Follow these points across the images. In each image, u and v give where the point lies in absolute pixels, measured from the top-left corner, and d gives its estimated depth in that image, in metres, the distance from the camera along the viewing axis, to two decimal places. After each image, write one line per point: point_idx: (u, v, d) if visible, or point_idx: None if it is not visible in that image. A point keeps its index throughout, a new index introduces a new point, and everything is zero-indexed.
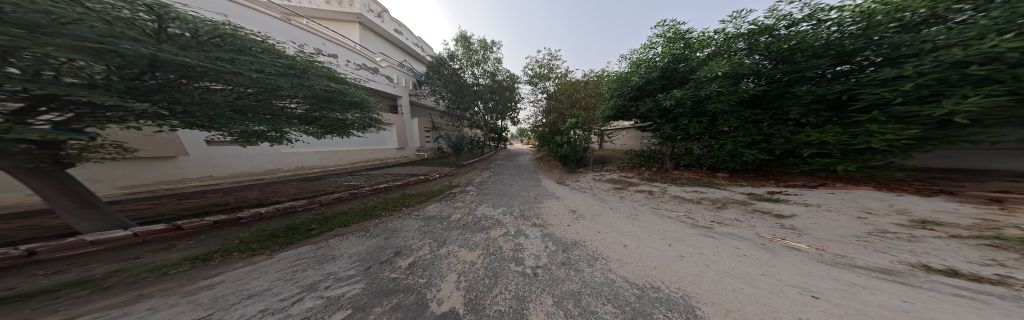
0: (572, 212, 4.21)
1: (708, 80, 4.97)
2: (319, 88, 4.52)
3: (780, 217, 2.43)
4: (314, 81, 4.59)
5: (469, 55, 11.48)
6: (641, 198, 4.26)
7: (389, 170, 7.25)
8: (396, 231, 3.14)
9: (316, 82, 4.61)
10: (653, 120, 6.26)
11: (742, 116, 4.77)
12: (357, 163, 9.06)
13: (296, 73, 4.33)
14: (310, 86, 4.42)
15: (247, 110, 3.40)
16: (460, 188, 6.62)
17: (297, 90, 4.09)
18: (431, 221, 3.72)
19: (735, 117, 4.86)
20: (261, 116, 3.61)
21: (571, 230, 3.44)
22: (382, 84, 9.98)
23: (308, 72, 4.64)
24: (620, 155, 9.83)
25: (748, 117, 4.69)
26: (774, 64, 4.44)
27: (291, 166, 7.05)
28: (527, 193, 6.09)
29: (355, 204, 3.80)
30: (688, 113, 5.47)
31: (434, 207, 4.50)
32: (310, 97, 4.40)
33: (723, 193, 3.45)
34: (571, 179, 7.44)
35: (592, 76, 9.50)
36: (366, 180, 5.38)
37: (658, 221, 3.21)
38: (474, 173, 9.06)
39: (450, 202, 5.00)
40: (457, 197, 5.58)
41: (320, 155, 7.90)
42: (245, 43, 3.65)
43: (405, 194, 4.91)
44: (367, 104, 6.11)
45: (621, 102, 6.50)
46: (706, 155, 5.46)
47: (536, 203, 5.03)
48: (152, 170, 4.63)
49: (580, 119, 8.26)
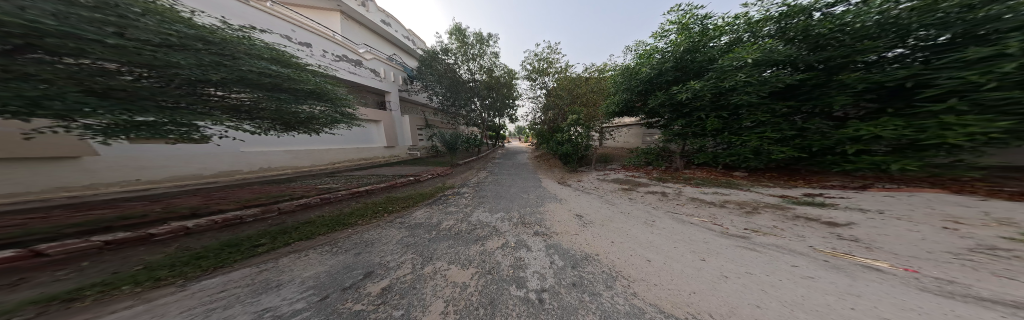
0: (578, 218, 3.76)
1: (736, 68, 4.52)
2: (251, 71, 3.70)
3: (838, 226, 2.01)
4: (248, 62, 3.80)
5: (464, 49, 10.94)
6: (657, 201, 3.84)
7: (379, 170, 6.66)
8: (371, 244, 2.61)
9: (250, 62, 3.82)
10: (663, 115, 5.97)
11: (760, 111, 4.41)
12: (334, 163, 8.47)
13: (221, 52, 3.50)
14: (234, 66, 3.49)
15: (156, 97, 2.64)
16: (454, 190, 6.09)
17: (224, 72, 3.30)
18: (417, 230, 3.20)
19: (755, 113, 4.50)
20: (172, 105, 2.88)
21: (579, 239, 3.02)
22: (366, 78, 9.31)
23: (234, 49, 3.73)
24: (622, 153, 9.51)
25: (778, 112, 4.21)
26: (813, 49, 4.03)
27: (254, 167, 6.40)
28: (527, 195, 5.62)
29: (326, 210, 3.23)
30: (702, 108, 5.21)
31: (421, 212, 3.97)
32: (243, 83, 3.62)
33: (750, 195, 3.06)
34: (573, 179, 7.04)
35: (594, 71, 9.12)
36: (346, 182, 4.79)
37: (680, 229, 2.81)
38: (470, 173, 8.57)
39: (441, 207, 4.49)
40: (450, 200, 5.06)
41: (292, 154, 7.34)
42: (157, 12, 2.92)
43: (390, 198, 4.39)
44: (333, 96, 5.51)
45: (629, 98, 6.19)
46: (723, 153, 5.11)
47: (537, 207, 4.56)
48: (45, 173, 3.72)
49: (581, 116, 7.86)
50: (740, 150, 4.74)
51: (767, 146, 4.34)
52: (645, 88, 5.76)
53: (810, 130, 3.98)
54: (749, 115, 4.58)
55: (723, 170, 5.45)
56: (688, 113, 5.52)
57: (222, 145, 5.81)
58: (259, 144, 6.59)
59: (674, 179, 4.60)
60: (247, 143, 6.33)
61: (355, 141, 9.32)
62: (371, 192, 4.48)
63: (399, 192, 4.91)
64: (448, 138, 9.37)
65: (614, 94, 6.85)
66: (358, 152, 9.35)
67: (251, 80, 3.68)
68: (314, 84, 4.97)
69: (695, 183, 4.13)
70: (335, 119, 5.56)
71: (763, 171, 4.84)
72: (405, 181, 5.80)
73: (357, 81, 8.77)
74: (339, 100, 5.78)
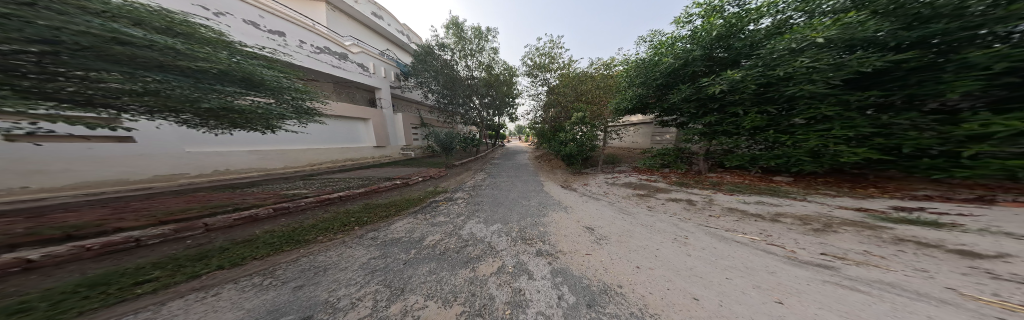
0: (590, 232, 3.20)
1: (794, 52, 3.78)
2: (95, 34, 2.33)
3: (982, 257, 1.39)
4: (88, 20, 2.36)
5: (461, 45, 10.38)
6: (685, 212, 3.20)
7: (365, 172, 6.06)
8: (321, 270, 1.96)
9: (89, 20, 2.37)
10: (682, 112, 5.55)
11: (818, 105, 3.61)
12: (312, 165, 7.94)
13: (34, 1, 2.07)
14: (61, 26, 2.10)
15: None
16: (447, 195, 5.49)
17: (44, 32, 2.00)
18: (390, 250, 2.61)
19: (811, 105, 3.70)
20: None
21: (593, 262, 2.42)
22: (352, 73, 8.91)
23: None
24: (631, 153, 8.96)
25: (860, 104, 3.28)
26: (912, 24, 2.94)
27: (207, 169, 5.80)
28: (526, 202, 5.00)
29: (281, 224, 2.64)
30: (729, 101, 4.71)
31: (396, 225, 3.34)
32: (95, 54, 2.39)
33: (811, 207, 2.41)
34: (579, 182, 6.49)
35: (600, 66, 8.57)
36: (321, 186, 4.18)
37: (725, 249, 2.18)
38: (468, 175, 8.00)
39: (427, 217, 3.89)
40: (440, 208, 4.47)
41: (258, 155, 6.74)
42: None
43: (368, 207, 3.77)
44: (265, 83, 4.37)
45: (644, 92, 5.75)
46: (757, 155, 4.46)
47: (541, 217, 3.97)
48: None
49: (586, 114, 7.32)
50: (789, 151, 3.97)
51: (834, 146, 3.42)
52: (662, 81, 5.27)
53: (896, 127, 3.07)
54: (805, 107, 3.75)
55: (754, 173, 4.81)
56: (708, 109, 5.05)
57: (161, 145, 5.15)
58: (210, 143, 5.93)
59: (700, 184, 3.97)
60: (196, 143, 5.69)
61: (335, 141, 8.74)
62: (346, 198, 3.89)
63: (380, 198, 4.31)
64: (442, 138, 8.77)
65: (626, 88, 6.39)
66: (343, 153, 8.94)
67: (116, 57, 2.54)
68: (234, 65, 3.79)
69: (727, 190, 3.48)
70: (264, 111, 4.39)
71: (813, 176, 4.05)
72: (391, 185, 5.19)
73: (341, 76, 8.39)
74: (275, 89, 4.62)
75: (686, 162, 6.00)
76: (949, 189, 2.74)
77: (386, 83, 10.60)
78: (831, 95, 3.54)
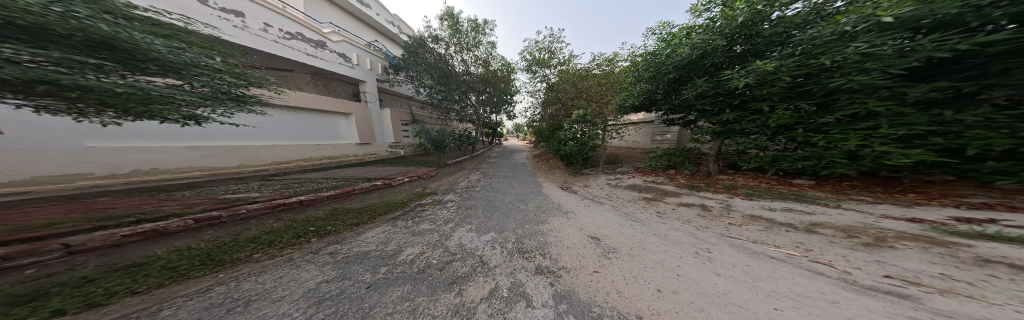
0: (596, 243, 2.94)
1: (843, 36, 3.09)
2: None
3: None
4: None
5: (457, 38, 9.70)
6: (703, 221, 2.89)
7: (341, 172, 5.38)
8: (240, 306, 1.43)
9: None
10: (690, 110, 5.35)
11: (864, 99, 2.94)
12: (276, 164, 7.09)
13: None
14: None
15: None
16: (435, 197, 4.95)
17: None
18: (354, 269, 2.15)
19: (853, 99, 3.05)
20: None
21: (600, 281, 2.08)
22: (331, 63, 8.15)
23: None
24: (631, 152, 8.84)
25: (913, 99, 2.65)
26: None
27: (122, 169, 4.74)
28: (521, 207, 4.57)
29: (213, 237, 2.09)
30: (749, 97, 4.22)
31: (364, 237, 2.81)
32: None
33: (852, 216, 2.07)
34: (579, 184, 6.30)
35: (602, 63, 8.26)
36: (282, 188, 3.55)
37: (759, 268, 1.83)
38: (461, 175, 7.53)
39: (408, 224, 3.38)
40: (425, 213, 3.94)
41: (202, 153, 5.80)
42: None
43: (336, 214, 3.19)
44: (149, 54, 2.41)
45: (653, 88, 5.47)
46: (766, 157, 4.17)
47: (542, 224, 3.65)
48: None
49: (587, 112, 7.19)
50: (819, 153, 3.34)
51: (877, 146, 2.78)
52: (675, 74, 4.88)
53: (959, 125, 2.46)
54: (845, 102, 3.09)
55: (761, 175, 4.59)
56: (715, 108, 4.73)
57: (47, 136, 4.01)
58: (123, 138, 4.83)
59: (712, 187, 3.68)
60: (103, 138, 4.59)
61: (306, 137, 7.95)
62: (309, 203, 3.28)
63: (353, 202, 3.70)
64: (432, 135, 8.17)
65: (632, 84, 6.11)
66: (319, 150, 8.24)
67: None
68: (71, 21, 1.88)
69: (744, 194, 3.26)
70: (148, 96, 2.46)
71: (836, 179, 3.68)
72: (368, 187, 4.55)
73: (319, 66, 7.74)
74: (177, 65, 2.70)
75: (693, 163, 5.81)
76: (990, 194, 2.44)
77: (372, 76, 9.92)
78: (882, 88, 2.86)
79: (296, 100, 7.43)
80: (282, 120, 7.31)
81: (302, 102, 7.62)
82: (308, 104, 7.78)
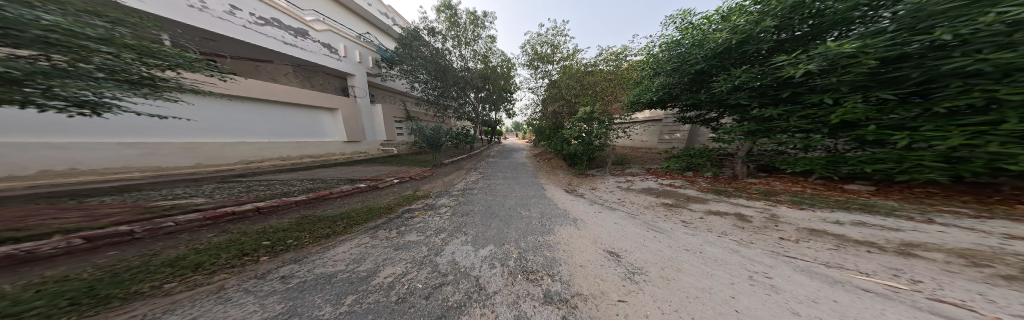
0: (620, 264, 2.42)
1: (976, 2, 2.20)
2: None
3: None
4: None
5: (455, 31, 9.13)
6: (747, 235, 2.38)
7: (327, 172, 4.80)
8: None
9: None
10: (722, 109, 4.92)
11: (987, 87, 2.15)
12: (245, 163, 6.22)
13: None
14: None
15: None
16: (427, 202, 4.43)
17: None
18: (305, 302, 1.57)
19: (968, 86, 2.31)
20: None
21: (635, 314, 1.56)
22: (311, 52, 7.54)
23: None
24: (638, 152, 8.49)
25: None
26: None
27: (31, 170, 3.66)
28: (522, 214, 4.07)
29: (119, 255, 1.55)
30: (804, 90, 3.45)
31: (333, 254, 2.26)
32: None
33: (957, 234, 1.60)
34: (584, 186, 5.89)
35: (609, 59, 7.83)
36: (241, 193, 2.97)
37: (863, 306, 1.32)
38: (459, 175, 7.06)
39: (392, 235, 2.89)
40: (414, 221, 3.45)
41: (144, 150, 4.73)
42: None
43: (304, 225, 2.62)
44: None
45: (674, 81, 5.02)
46: (804, 159, 3.69)
47: (548, 236, 3.20)
48: None
49: (596, 109, 6.84)
50: (896, 155, 2.75)
51: (991, 146, 2.13)
52: (704, 66, 4.33)
53: None
54: (956, 89, 2.35)
55: (797, 178, 4.10)
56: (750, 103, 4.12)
57: None
58: (23, 129, 3.66)
59: (746, 193, 3.19)
60: None
61: (283, 134, 7.23)
62: (269, 210, 2.72)
63: (327, 209, 3.14)
64: (427, 133, 7.63)
65: (650, 81, 5.71)
66: (299, 148, 7.52)
67: None
68: None
69: (787, 201, 2.79)
70: None
71: (906, 185, 3.08)
72: (350, 190, 3.98)
73: (298, 55, 7.14)
74: (0, 17, 1.26)
75: (721, 162, 5.36)
76: None
77: (362, 69, 9.45)
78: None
79: (272, 93, 6.84)
80: (254, 114, 6.59)
81: (280, 95, 7.03)
82: (286, 97, 7.17)
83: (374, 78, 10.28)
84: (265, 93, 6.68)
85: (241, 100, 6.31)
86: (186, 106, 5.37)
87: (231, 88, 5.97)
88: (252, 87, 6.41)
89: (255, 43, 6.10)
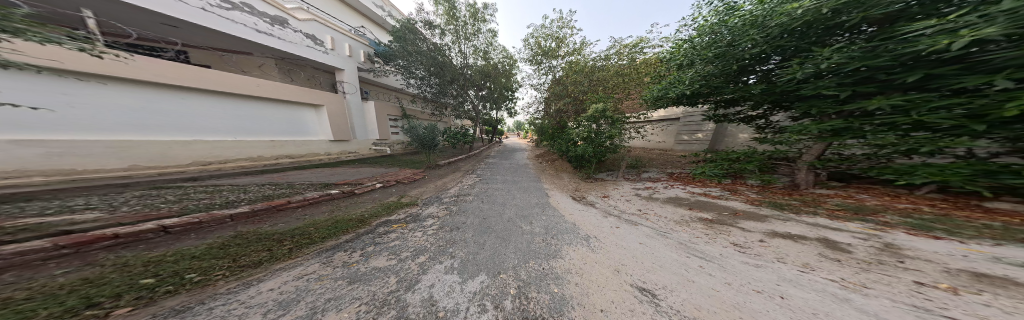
0: (661, 311, 1.64)
1: None
2: None
3: None
4: None
5: (453, 25, 8.55)
6: (857, 273, 1.58)
7: (299, 175, 4.20)
8: None
9: None
10: (782, 103, 3.94)
11: None
12: (202, 164, 5.71)
13: None
14: None
15: None
16: (411, 211, 3.77)
17: None
18: None
19: None
20: None
21: None
22: (291, 43, 7.17)
23: None
24: (654, 154, 7.79)
25: None
26: None
27: None
28: (523, 229, 3.38)
29: None
30: (953, 70, 2.29)
31: (253, 295, 1.58)
32: None
33: None
34: (593, 192, 5.20)
35: (622, 52, 7.12)
36: (164, 204, 2.34)
37: None
38: (454, 177, 6.46)
39: (350, 260, 2.27)
40: (388, 240, 2.78)
41: (48, 148, 3.93)
42: None
43: (229, 247, 1.97)
44: None
45: (719, 72, 4.27)
46: (914, 165, 2.70)
47: (556, 262, 2.48)
48: None
49: (608, 106, 6.17)
50: None
51: None
52: (767, 49, 3.50)
53: None
54: None
55: (895, 190, 3.09)
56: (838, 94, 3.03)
57: None
58: None
59: (822, 208, 2.39)
60: None
61: (249, 131, 6.65)
62: (182, 230, 2.02)
63: (274, 222, 2.48)
64: (420, 132, 6.93)
65: (680, 74, 5.03)
66: (274, 147, 7.08)
67: None
68: None
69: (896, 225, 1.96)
70: None
71: None
72: (318, 196, 3.33)
73: (275, 45, 6.72)
74: None
75: (777, 168, 4.33)
76: None
77: (351, 63, 9.07)
78: None
79: (238, 86, 6.35)
80: (217, 109, 6.08)
81: (248, 88, 6.54)
82: (255, 91, 6.70)
83: (364, 73, 9.91)
84: (230, 85, 6.20)
85: (200, 93, 5.83)
86: (130, 98, 4.87)
87: (187, 79, 5.49)
88: (215, 79, 5.93)
89: (224, 30, 5.73)
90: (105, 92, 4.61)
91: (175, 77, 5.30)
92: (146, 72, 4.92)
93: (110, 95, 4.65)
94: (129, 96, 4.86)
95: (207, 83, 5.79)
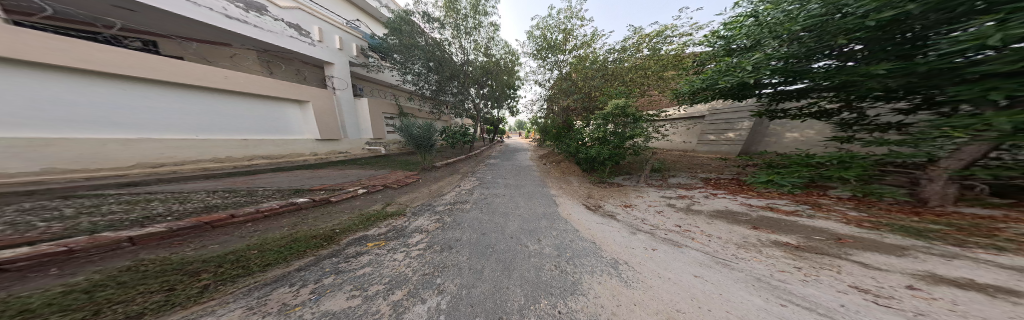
0: None
1: None
2: None
3: None
4: None
5: (453, 18, 8.05)
6: None
7: (265, 179, 3.58)
8: None
9: None
10: (918, 89, 2.79)
11: None
12: (147, 167, 4.88)
13: None
14: None
15: None
16: (396, 224, 3.10)
17: None
18: None
19: None
20: None
21: None
22: (270, 33, 6.76)
23: None
24: (676, 156, 6.95)
25: None
26: None
27: None
28: (530, 249, 2.68)
29: None
30: None
31: None
32: None
33: None
34: (613, 199, 4.46)
35: (640, 43, 6.40)
36: (44, 222, 1.72)
37: None
38: (451, 180, 5.82)
39: (294, 301, 1.55)
40: (358, 268, 2.10)
41: None
42: None
43: (105, 289, 1.26)
44: None
45: (808, 53, 3.36)
46: None
47: (581, 300, 1.75)
48: None
49: (630, 102, 5.38)
50: None
51: None
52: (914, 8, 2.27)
53: None
54: None
55: None
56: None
57: None
58: None
59: (1009, 240, 1.54)
60: None
61: (217, 130, 6.00)
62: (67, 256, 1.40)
63: (204, 243, 1.82)
64: (414, 131, 6.31)
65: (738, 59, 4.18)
66: (247, 148, 6.46)
67: None
68: None
69: None
70: None
71: None
72: (282, 206, 2.72)
73: (250, 34, 6.31)
74: None
75: (880, 178, 3.22)
76: None
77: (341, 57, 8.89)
78: None
79: (203, 78, 5.70)
80: (173, 103, 5.36)
81: (215, 81, 5.91)
82: (224, 84, 6.07)
83: (358, 68, 9.77)
84: (194, 77, 5.57)
85: (152, 84, 5.11)
86: (76, 88, 4.25)
87: (138, 67, 4.83)
88: (174, 69, 5.28)
89: (191, 17, 5.30)
90: (49, 79, 4.01)
91: (140, 69, 4.84)
92: (88, 57, 4.25)
93: (52, 84, 4.03)
94: (75, 86, 4.25)
95: (166, 74, 5.17)
